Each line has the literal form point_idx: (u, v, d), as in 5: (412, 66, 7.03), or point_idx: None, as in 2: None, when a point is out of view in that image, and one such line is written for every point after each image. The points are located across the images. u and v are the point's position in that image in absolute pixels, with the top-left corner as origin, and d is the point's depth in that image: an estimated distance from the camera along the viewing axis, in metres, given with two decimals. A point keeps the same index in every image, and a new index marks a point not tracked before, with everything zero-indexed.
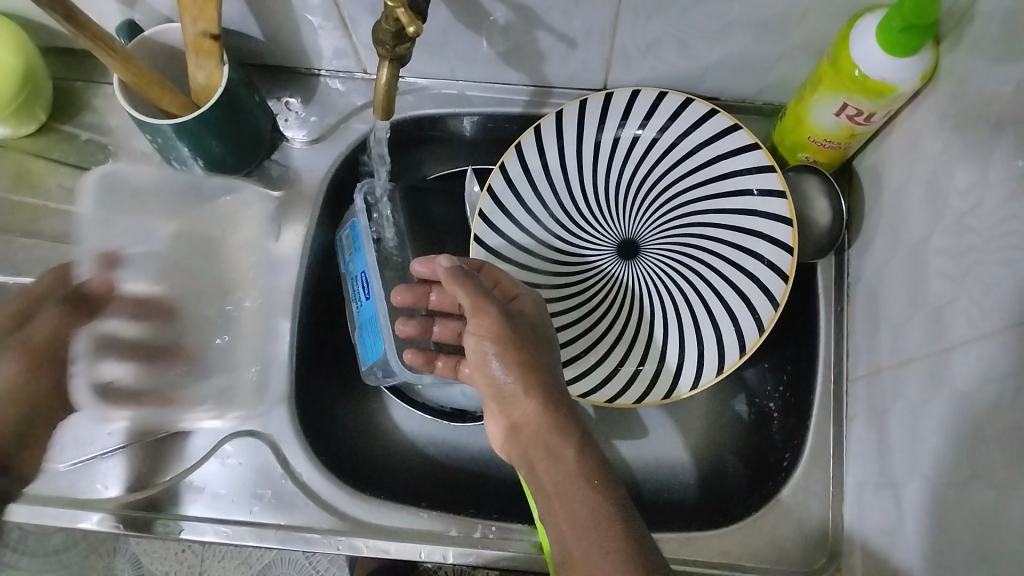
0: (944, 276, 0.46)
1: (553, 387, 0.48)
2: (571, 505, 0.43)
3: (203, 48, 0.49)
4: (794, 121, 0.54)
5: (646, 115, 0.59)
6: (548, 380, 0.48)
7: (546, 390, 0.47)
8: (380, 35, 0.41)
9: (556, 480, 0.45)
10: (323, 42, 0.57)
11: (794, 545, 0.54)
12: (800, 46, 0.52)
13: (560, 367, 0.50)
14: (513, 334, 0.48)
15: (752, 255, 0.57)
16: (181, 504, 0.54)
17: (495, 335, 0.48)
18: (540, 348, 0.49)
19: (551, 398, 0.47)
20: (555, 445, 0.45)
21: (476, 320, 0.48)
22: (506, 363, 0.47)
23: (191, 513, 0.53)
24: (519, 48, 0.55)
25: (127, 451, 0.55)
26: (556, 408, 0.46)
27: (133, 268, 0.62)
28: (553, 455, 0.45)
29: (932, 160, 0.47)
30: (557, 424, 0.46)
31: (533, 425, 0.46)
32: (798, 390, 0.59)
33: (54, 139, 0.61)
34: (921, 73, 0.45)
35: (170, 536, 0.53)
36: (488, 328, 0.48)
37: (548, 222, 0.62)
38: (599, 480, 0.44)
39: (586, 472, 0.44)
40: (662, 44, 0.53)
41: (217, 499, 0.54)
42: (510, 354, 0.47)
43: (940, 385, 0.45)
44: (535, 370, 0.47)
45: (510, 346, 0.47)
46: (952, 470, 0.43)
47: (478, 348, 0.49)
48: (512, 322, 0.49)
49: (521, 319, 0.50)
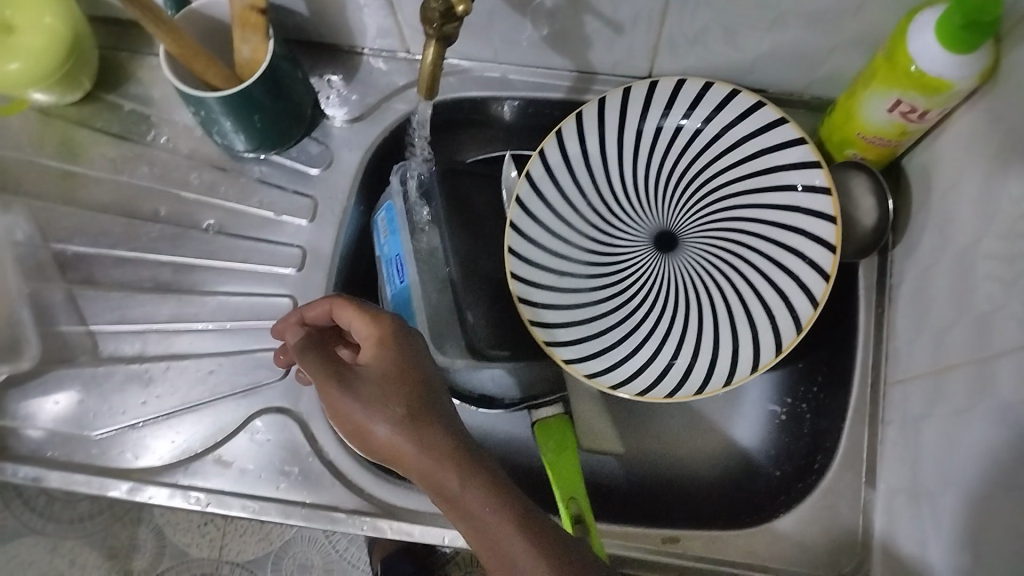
0: (995, 281, 0.44)
1: (430, 418, 0.44)
2: (489, 540, 0.42)
3: (249, 22, 0.50)
4: (844, 117, 0.53)
5: (691, 105, 0.58)
6: (412, 420, 0.44)
7: (424, 428, 0.44)
8: (428, 13, 0.41)
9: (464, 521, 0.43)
10: (368, 21, 0.56)
11: (822, 550, 0.53)
12: (854, 39, 0.51)
13: (430, 405, 0.45)
14: (368, 395, 0.44)
15: (793, 253, 0.56)
16: (209, 477, 0.54)
17: (351, 406, 0.44)
18: (403, 384, 0.45)
19: (425, 442, 0.43)
20: (445, 485, 0.43)
21: (328, 399, 0.45)
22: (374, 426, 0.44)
23: (218, 486, 0.54)
24: (564, 33, 0.55)
25: (159, 422, 0.56)
26: (436, 443, 0.43)
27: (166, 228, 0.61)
28: (451, 500, 0.43)
29: (987, 160, 0.46)
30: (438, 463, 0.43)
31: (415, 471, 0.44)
32: (834, 391, 0.58)
33: (99, 108, 0.62)
34: (981, 71, 0.44)
35: (196, 509, 0.53)
36: (341, 403, 0.44)
37: (585, 211, 0.61)
38: (500, 501, 0.43)
39: (484, 498, 0.43)
40: (711, 33, 0.52)
41: (245, 474, 0.54)
42: (374, 412, 0.44)
43: (985, 393, 0.44)
44: (404, 413, 0.44)
45: (368, 406, 0.44)
46: (993, 481, 0.42)
47: (346, 423, 0.45)
48: (360, 386, 0.44)
49: (372, 379, 0.45)
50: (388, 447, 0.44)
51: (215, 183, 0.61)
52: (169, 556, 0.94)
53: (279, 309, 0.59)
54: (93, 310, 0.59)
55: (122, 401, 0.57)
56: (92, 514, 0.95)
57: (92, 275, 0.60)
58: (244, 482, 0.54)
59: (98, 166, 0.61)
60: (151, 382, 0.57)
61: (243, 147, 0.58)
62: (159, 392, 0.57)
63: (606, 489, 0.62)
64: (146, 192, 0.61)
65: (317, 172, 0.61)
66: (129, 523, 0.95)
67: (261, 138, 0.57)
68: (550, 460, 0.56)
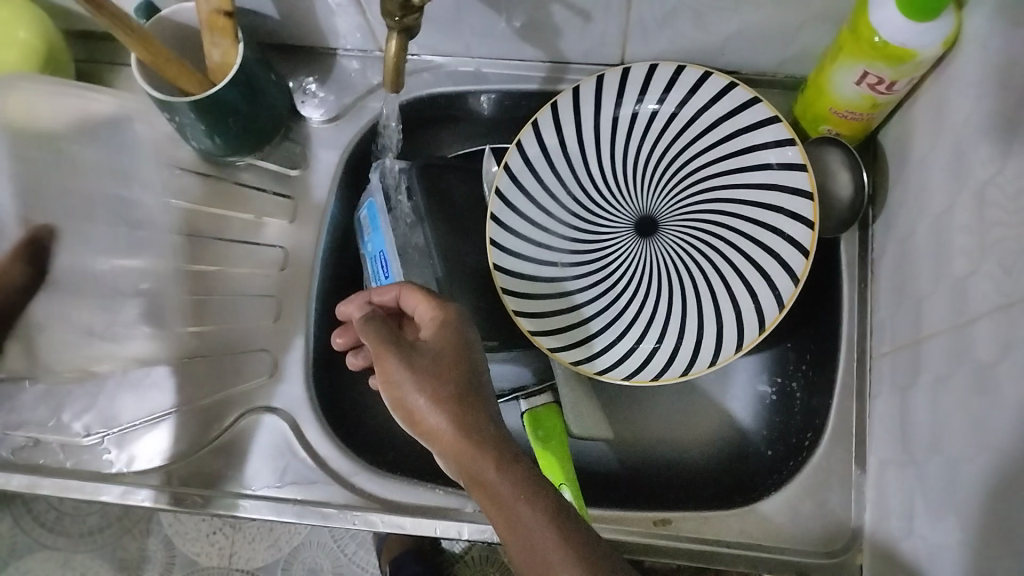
0: (966, 247, 0.44)
1: (473, 402, 0.45)
2: (514, 524, 0.41)
3: (217, 25, 0.50)
4: (815, 93, 0.53)
5: (664, 89, 0.58)
6: (460, 397, 0.45)
7: (466, 410, 0.45)
8: (387, 6, 0.41)
9: (495, 506, 0.42)
10: (340, 20, 0.57)
11: (813, 527, 0.53)
12: (820, 16, 0.50)
13: (481, 388, 0.46)
14: (420, 366, 0.46)
15: (773, 232, 0.56)
16: (202, 479, 0.55)
17: (401, 376, 0.46)
18: (454, 365, 0.46)
19: (466, 418, 0.44)
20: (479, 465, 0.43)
21: (382, 366, 0.47)
22: (418, 401, 0.45)
23: (212, 487, 0.54)
24: (534, 23, 0.55)
25: (154, 424, 0.56)
26: (477, 426, 0.44)
27: None
28: (485, 484, 0.43)
29: (956, 128, 0.46)
30: (475, 443, 0.43)
31: (450, 449, 0.44)
32: (823, 368, 0.58)
33: None
34: (945, 39, 0.44)
35: (191, 510, 0.54)
36: (394, 372, 0.46)
37: (565, 199, 0.61)
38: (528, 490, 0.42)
39: (514, 483, 0.42)
40: (679, 15, 0.52)
41: (239, 474, 0.55)
42: (421, 384, 0.45)
43: (961, 360, 0.44)
44: (447, 390, 0.45)
45: (418, 376, 0.45)
46: (970, 445, 0.42)
47: (396, 395, 0.47)
48: (414, 358, 0.46)
49: (427, 354, 0.47)
50: (430, 423, 0.45)
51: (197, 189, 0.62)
52: (179, 566, 0.94)
53: (263, 310, 0.60)
54: None
55: (113, 407, 0.57)
56: (102, 527, 0.95)
57: None
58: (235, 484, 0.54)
59: None
60: (138, 385, 0.57)
61: (221, 151, 0.58)
62: (148, 396, 0.57)
63: (598, 476, 0.62)
64: None
65: (298, 173, 0.61)
66: (139, 534, 0.95)
67: (238, 142, 0.57)
68: (541, 448, 0.57)
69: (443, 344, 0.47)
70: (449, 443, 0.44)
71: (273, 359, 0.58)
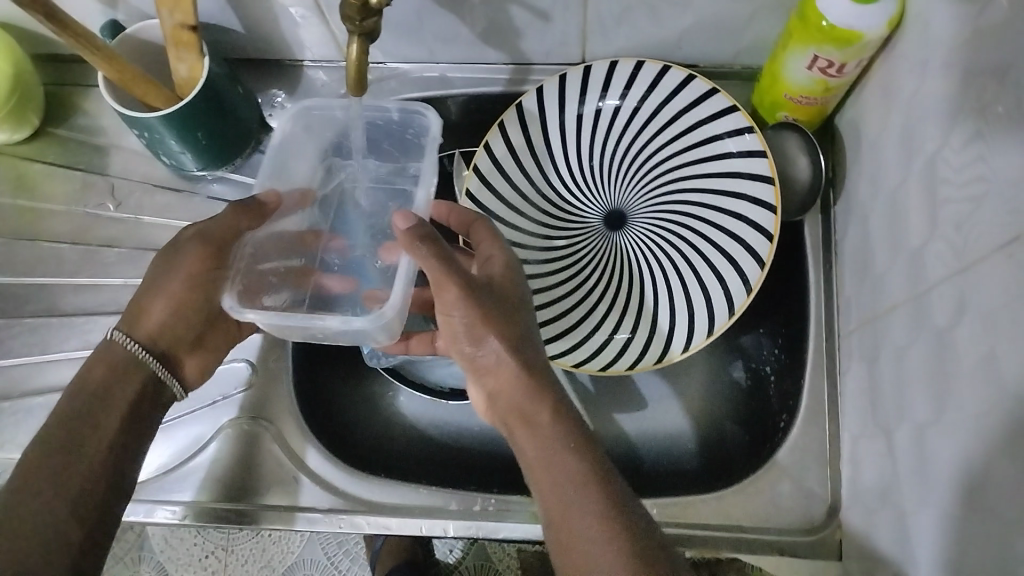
0: (920, 218, 0.45)
1: (529, 348, 0.45)
2: (555, 469, 0.42)
3: (182, 40, 0.50)
4: (771, 81, 0.55)
5: (625, 86, 0.59)
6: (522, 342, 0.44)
7: (525, 354, 0.44)
8: (347, 11, 0.41)
9: (537, 449, 0.43)
10: (304, 32, 0.58)
11: (790, 506, 0.55)
12: (769, 6, 0.52)
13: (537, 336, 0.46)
14: (483, 302, 0.44)
15: (737, 218, 0.57)
16: (226, 492, 0.55)
17: (464, 309, 0.43)
18: (514, 310, 0.45)
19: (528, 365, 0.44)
20: (535, 411, 0.43)
21: (440, 290, 0.44)
22: (476, 338, 0.44)
23: (234, 500, 0.55)
24: (494, 26, 0.56)
25: (163, 431, 0.58)
26: (535, 371, 0.44)
27: (124, 251, 0.62)
28: (535, 428, 0.43)
29: (905, 107, 0.47)
30: (530, 393, 0.43)
31: (507, 388, 0.44)
32: (794, 350, 0.59)
33: (49, 142, 0.63)
34: (889, 21, 0.46)
35: (218, 522, 0.54)
36: (455, 303, 0.43)
37: (535, 197, 0.62)
38: (579, 443, 0.42)
39: (566, 436, 0.42)
40: (634, 12, 0.54)
41: (244, 485, 0.56)
42: (488, 323, 0.44)
43: (921, 329, 0.45)
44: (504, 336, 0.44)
45: (484, 314, 0.43)
46: (932, 412, 0.43)
47: (450, 323, 0.45)
48: (479, 291, 0.44)
49: (489, 289, 0.45)
50: (489, 359, 0.44)
51: (168, 204, 0.63)
52: None
53: None
54: (55, 338, 0.60)
55: None
56: None
57: (56, 305, 0.61)
58: (222, 494, 0.55)
59: (54, 200, 0.63)
60: None
61: (193, 164, 0.59)
62: None
63: None
64: (102, 220, 0.63)
65: None
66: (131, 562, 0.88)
67: (207, 155, 0.58)
68: None
69: (510, 286, 0.46)
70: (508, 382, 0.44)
71: (251, 369, 0.60)
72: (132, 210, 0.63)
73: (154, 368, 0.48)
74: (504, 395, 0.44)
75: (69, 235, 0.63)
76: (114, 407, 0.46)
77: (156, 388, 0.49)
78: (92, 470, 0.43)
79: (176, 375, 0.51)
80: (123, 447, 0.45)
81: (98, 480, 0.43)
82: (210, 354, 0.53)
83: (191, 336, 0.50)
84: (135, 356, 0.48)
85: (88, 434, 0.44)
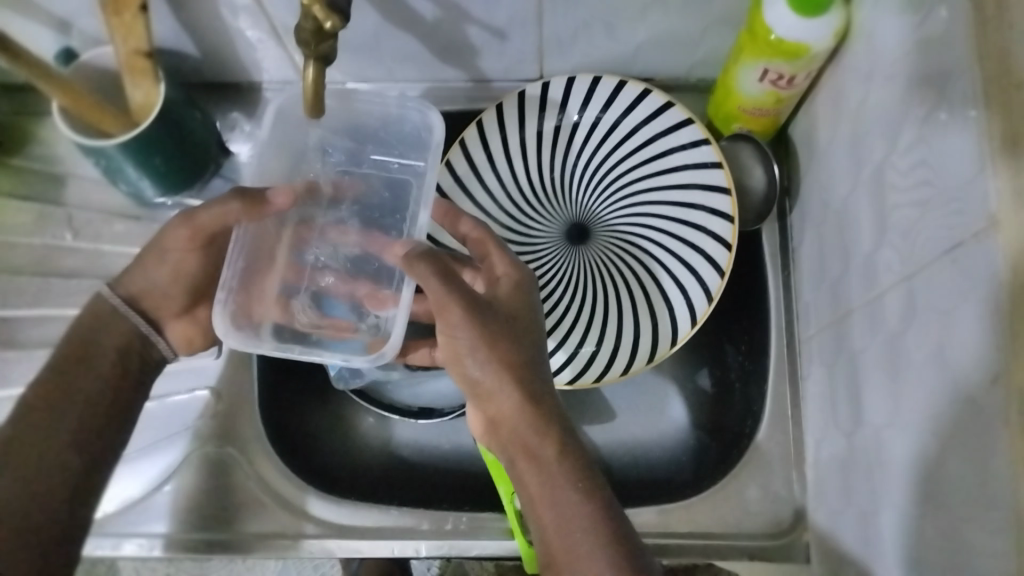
0: (871, 225, 0.47)
1: (535, 377, 0.44)
2: (559, 508, 0.42)
3: (137, 67, 0.50)
4: (724, 94, 0.56)
5: (584, 101, 0.60)
6: (529, 373, 0.44)
7: (531, 381, 0.44)
8: (301, 35, 0.42)
9: (541, 485, 0.43)
10: (261, 54, 0.58)
11: (758, 510, 0.55)
12: (720, 20, 0.53)
13: (543, 356, 0.46)
14: (489, 327, 0.43)
15: (696, 229, 0.58)
16: (193, 522, 0.55)
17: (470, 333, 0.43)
18: (523, 334, 0.45)
19: (533, 397, 0.43)
20: (543, 449, 0.43)
21: (446, 315, 0.43)
22: (481, 362, 0.43)
23: (203, 529, 0.55)
24: (451, 45, 0.56)
25: (123, 466, 0.57)
26: (542, 400, 0.44)
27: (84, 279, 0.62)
28: (541, 465, 0.43)
29: (854, 115, 0.49)
30: (535, 427, 0.43)
31: (510, 422, 0.43)
32: (757, 356, 0.60)
33: (4, 173, 0.63)
34: (835, 32, 0.47)
35: (187, 553, 0.55)
36: (460, 326, 0.43)
37: (497, 213, 0.62)
38: (585, 482, 0.43)
39: (572, 474, 0.43)
40: (589, 29, 0.55)
41: (218, 515, 0.56)
42: (491, 349, 0.43)
43: (876, 331, 0.46)
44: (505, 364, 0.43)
45: (489, 338, 0.43)
46: (888, 412, 0.44)
47: (452, 344, 0.44)
48: (485, 313, 0.44)
49: (496, 311, 0.45)
50: (488, 387, 0.43)
51: (128, 232, 0.63)
52: None
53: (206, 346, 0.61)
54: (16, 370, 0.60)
55: None
56: None
57: (15, 338, 0.60)
58: (197, 524, 0.55)
59: (11, 231, 0.62)
60: None
61: (151, 190, 0.59)
62: None
63: None
64: (63, 249, 0.62)
65: None
66: None
67: (165, 181, 0.58)
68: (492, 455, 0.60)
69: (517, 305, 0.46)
70: (511, 414, 0.43)
71: (216, 396, 0.60)
72: (93, 239, 0.62)
73: (138, 326, 0.51)
74: (505, 425, 0.44)
75: (28, 265, 0.62)
76: (93, 370, 0.49)
77: (144, 347, 0.52)
78: (76, 442, 0.47)
79: (161, 333, 0.53)
80: (103, 426, 0.49)
81: (85, 454, 0.48)
82: (198, 320, 0.55)
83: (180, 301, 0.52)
84: (120, 313, 0.51)
85: (70, 399, 0.48)
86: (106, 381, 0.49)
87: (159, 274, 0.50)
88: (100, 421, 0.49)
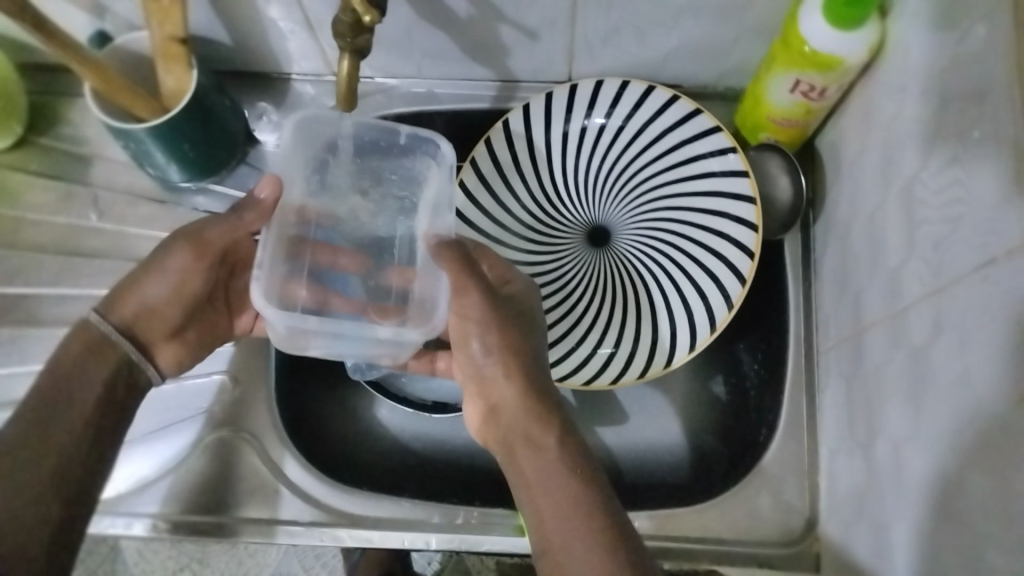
0: (899, 241, 0.46)
1: (536, 363, 0.46)
2: (552, 490, 0.42)
3: (171, 52, 0.50)
4: (753, 102, 0.56)
5: (611, 103, 0.60)
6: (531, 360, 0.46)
7: (531, 365, 0.46)
8: (339, 27, 0.42)
9: (536, 469, 0.43)
10: (291, 45, 0.58)
11: (769, 520, 0.55)
12: (753, 28, 0.53)
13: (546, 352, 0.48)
14: (497, 310, 0.46)
15: (719, 236, 0.58)
16: (203, 504, 0.56)
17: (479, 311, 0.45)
18: (528, 325, 0.47)
19: (534, 381, 0.45)
20: (539, 431, 0.44)
21: (459, 295, 0.46)
22: (487, 341, 0.46)
23: (212, 512, 0.55)
24: (483, 43, 0.57)
25: (130, 449, 0.57)
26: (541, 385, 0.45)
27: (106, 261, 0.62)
28: (538, 448, 0.43)
29: (885, 130, 0.48)
30: (534, 411, 0.44)
31: (509, 402, 0.45)
32: (773, 365, 0.60)
33: (33, 152, 0.63)
34: (869, 46, 0.47)
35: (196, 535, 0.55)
36: (471, 305, 0.46)
37: (520, 213, 0.63)
38: (581, 470, 0.42)
39: (568, 459, 0.43)
40: (621, 33, 0.55)
41: (229, 498, 0.56)
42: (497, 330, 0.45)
43: (898, 347, 0.46)
44: (514, 345, 0.46)
45: (496, 319, 0.46)
46: (907, 427, 0.44)
47: (462, 326, 0.47)
48: (495, 298, 0.46)
49: (505, 300, 0.47)
50: (491, 367, 0.46)
51: (152, 216, 0.63)
52: None
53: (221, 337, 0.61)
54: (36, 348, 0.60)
55: None
56: None
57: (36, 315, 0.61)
58: (194, 507, 0.55)
59: (36, 209, 0.63)
60: None
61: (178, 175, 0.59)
62: None
63: None
64: (87, 230, 0.63)
65: None
66: None
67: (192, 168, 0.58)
68: None
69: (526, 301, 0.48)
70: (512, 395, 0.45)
71: (231, 382, 0.60)
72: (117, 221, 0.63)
73: (129, 353, 0.49)
74: (506, 406, 0.45)
75: (52, 245, 0.62)
76: (80, 403, 0.46)
77: (132, 373, 0.49)
78: (56, 477, 0.44)
79: (151, 360, 0.50)
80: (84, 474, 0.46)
81: (65, 491, 0.44)
82: (187, 343, 0.52)
83: (169, 322, 0.50)
84: (110, 337, 0.48)
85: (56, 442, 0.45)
86: (102, 404, 0.47)
87: (158, 293, 0.49)
88: (84, 452, 0.46)
